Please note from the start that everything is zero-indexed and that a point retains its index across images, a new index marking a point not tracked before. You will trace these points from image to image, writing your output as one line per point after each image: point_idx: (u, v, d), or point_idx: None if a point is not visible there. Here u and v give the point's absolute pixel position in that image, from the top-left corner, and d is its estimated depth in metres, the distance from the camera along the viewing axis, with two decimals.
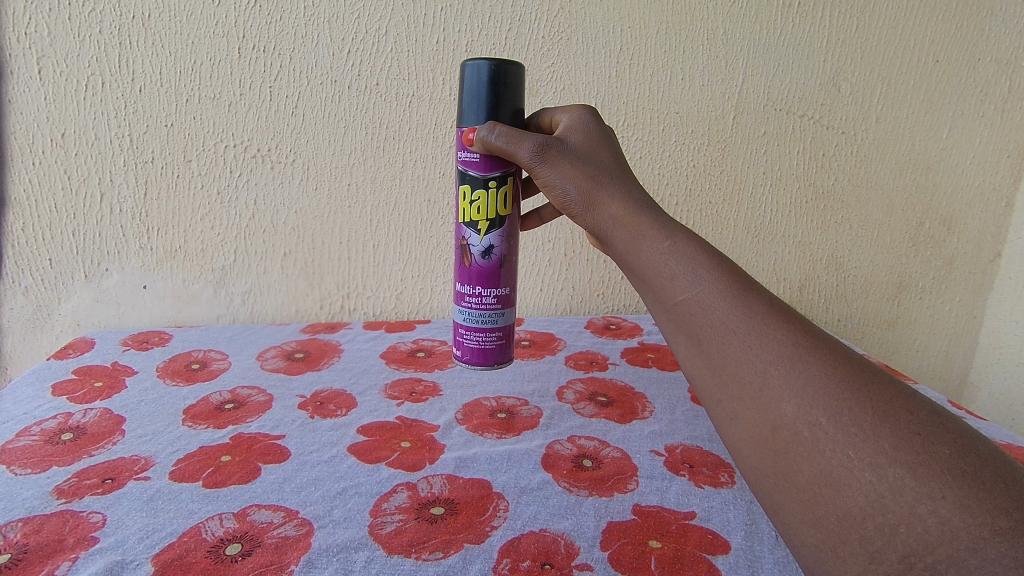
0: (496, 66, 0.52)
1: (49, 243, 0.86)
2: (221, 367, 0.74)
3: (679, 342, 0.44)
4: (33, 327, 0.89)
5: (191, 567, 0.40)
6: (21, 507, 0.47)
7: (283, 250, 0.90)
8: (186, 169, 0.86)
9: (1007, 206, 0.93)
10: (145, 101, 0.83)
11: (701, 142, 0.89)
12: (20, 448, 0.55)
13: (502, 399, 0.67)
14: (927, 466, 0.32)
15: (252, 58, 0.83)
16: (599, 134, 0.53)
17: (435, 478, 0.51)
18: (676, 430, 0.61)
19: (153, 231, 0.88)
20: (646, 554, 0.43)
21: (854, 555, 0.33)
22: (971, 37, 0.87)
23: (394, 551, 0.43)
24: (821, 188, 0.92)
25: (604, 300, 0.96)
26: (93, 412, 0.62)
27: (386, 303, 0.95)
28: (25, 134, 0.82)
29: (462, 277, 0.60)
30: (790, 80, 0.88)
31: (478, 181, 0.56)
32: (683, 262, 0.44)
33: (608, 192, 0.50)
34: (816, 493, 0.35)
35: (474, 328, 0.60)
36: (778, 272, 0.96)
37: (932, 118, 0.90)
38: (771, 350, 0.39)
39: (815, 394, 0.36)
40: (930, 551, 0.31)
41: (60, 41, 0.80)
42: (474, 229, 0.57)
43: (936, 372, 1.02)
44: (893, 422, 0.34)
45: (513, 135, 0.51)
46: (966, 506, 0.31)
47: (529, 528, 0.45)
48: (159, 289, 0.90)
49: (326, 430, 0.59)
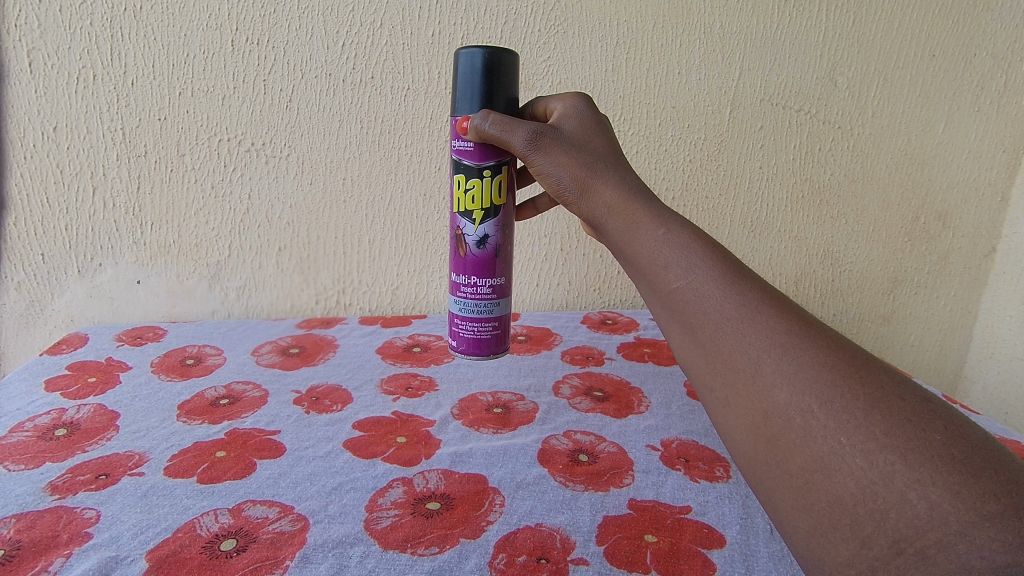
0: (489, 54, 0.52)
1: (41, 238, 0.86)
2: (216, 362, 0.74)
3: (672, 332, 0.44)
4: (27, 322, 0.89)
5: (184, 563, 0.40)
6: (14, 503, 0.46)
7: (278, 244, 0.90)
8: (180, 163, 0.85)
9: (1003, 199, 0.94)
10: (137, 95, 0.82)
11: (698, 137, 0.89)
12: (13, 444, 0.55)
13: (498, 394, 0.66)
14: (917, 452, 0.32)
15: (245, 51, 0.82)
16: (593, 123, 0.53)
17: (431, 473, 0.51)
18: (673, 423, 0.61)
19: (146, 225, 0.87)
20: (642, 548, 0.43)
21: (844, 541, 0.33)
22: (968, 32, 0.87)
23: (390, 546, 0.42)
24: (818, 183, 0.92)
25: (601, 295, 0.96)
26: (87, 408, 0.62)
27: (382, 298, 0.94)
28: (17, 127, 0.82)
29: (457, 267, 0.59)
30: (786, 74, 0.88)
31: (472, 170, 0.55)
32: (677, 251, 0.44)
33: (602, 181, 0.50)
34: (808, 480, 0.35)
35: (469, 318, 0.60)
36: (774, 267, 0.96)
37: (928, 112, 0.90)
38: (764, 338, 0.39)
39: (807, 382, 0.36)
40: (919, 536, 0.31)
41: (51, 34, 0.79)
42: (469, 219, 0.57)
43: (931, 367, 1.02)
44: (884, 409, 0.34)
45: (506, 123, 0.51)
46: (956, 492, 0.31)
47: (524, 522, 0.45)
48: (152, 285, 0.90)
49: (321, 425, 0.59)
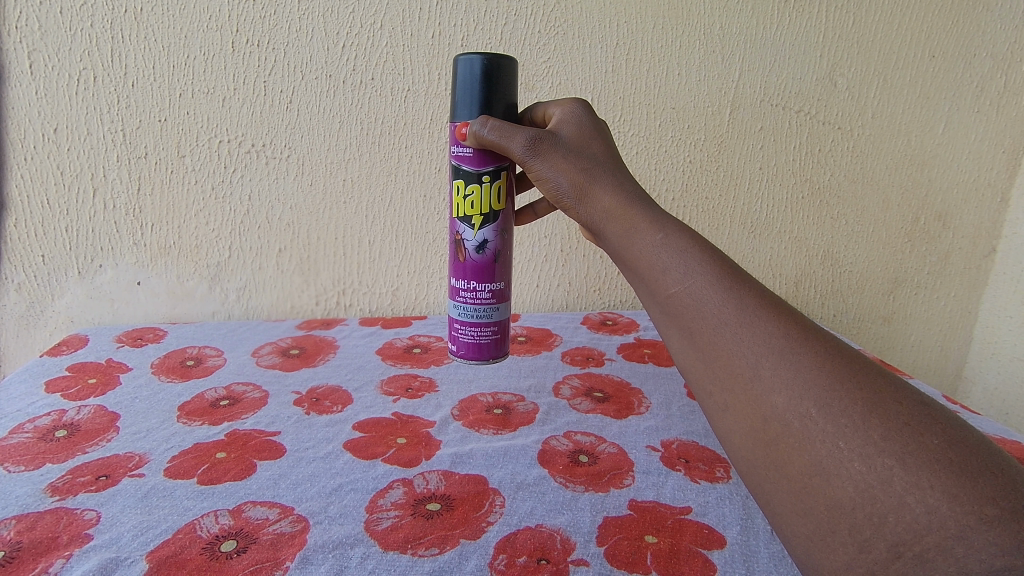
0: (488, 60, 0.52)
1: (42, 239, 0.86)
2: (215, 364, 0.74)
3: (671, 336, 0.44)
4: (27, 323, 0.89)
5: (185, 564, 0.40)
6: (15, 505, 0.46)
7: (277, 246, 0.90)
8: (180, 164, 0.85)
9: (1003, 200, 0.94)
10: (138, 96, 0.82)
11: (697, 138, 0.89)
12: (13, 445, 0.55)
13: (498, 395, 0.67)
14: (915, 456, 0.32)
15: (246, 52, 0.82)
16: (592, 128, 0.53)
17: (431, 474, 0.51)
18: (672, 424, 0.61)
19: (146, 226, 0.87)
20: (642, 548, 0.43)
21: (843, 545, 0.33)
22: (967, 33, 0.88)
23: (391, 547, 0.42)
24: (818, 184, 0.92)
25: (600, 296, 0.96)
26: (87, 409, 0.62)
27: (382, 299, 0.94)
28: (18, 128, 0.82)
29: (457, 272, 0.59)
30: (785, 75, 0.88)
31: (471, 176, 0.55)
32: (676, 255, 0.44)
33: (600, 185, 0.50)
34: (806, 484, 0.35)
35: (469, 323, 0.60)
36: (774, 268, 0.96)
37: (928, 113, 0.90)
38: (763, 342, 0.39)
39: (805, 387, 0.36)
40: (918, 540, 0.31)
41: (51, 35, 0.79)
42: (469, 224, 0.57)
43: (930, 368, 1.02)
44: (882, 413, 0.34)
45: (505, 129, 0.51)
46: (954, 495, 0.31)
47: (525, 523, 0.45)
48: (153, 286, 0.90)
49: (322, 426, 0.59)
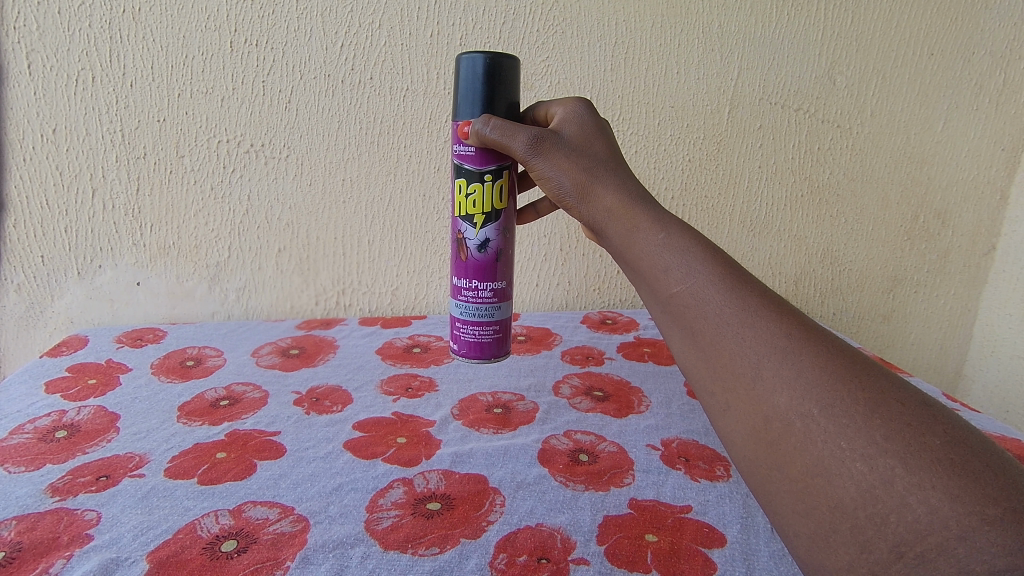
0: (490, 59, 0.52)
1: (41, 240, 0.86)
2: (215, 364, 0.74)
3: (672, 336, 0.44)
4: (26, 324, 0.89)
5: (185, 564, 0.40)
6: (15, 505, 0.46)
7: (277, 246, 0.90)
8: (179, 165, 0.85)
9: (1002, 198, 0.94)
10: (137, 96, 0.82)
11: (696, 136, 0.89)
12: (13, 446, 0.55)
13: (498, 394, 0.67)
14: (917, 457, 0.32)
15: (244, 52, 0.82)
16: (594, 127, 0.53)
17: (431, 474, 0.51)
18: (673, 424, 0.61)
19: (145, 226, 0.87)
20: (643, 548, 0.43)
21: (844, 545, 0.33)
22: (966, 30, 0.88)
23: (391, 547, 0.42)
24: (817, 182, 0.92)
25: (600, 295, 0.96)
26: (87, 409, 0.62)
27: (382, 299, 0.94)
28: (17, 129, 0.82)
29: (459, 271, 0.59)
30: (784, 73, 0.88)
31: (473, 175, 0.55)
32: (678, 255, 0.44)
33: (602, 184, 0.50)
34: (808, 484, 0.35)
35: (471, 322, 0.60)
36: (773, 266, 0.96)
37: (927, 111, 0.90)
38: (765, 342, 0.39)
39: (807, 387, 0.36)
40: (919, 540, 0.31)
41: (49, 35, 0.79)
42: (470, 223, 0.57)
43: (930, 366, 1.02)
44: (884, 414, 0.34)
45: (507, 127, 0.51)
46: (956, 495, 0.31)
47: (525, 522, 0.45)
48: (152, 286, 0.90)
49: (322, 426, 0.59)
